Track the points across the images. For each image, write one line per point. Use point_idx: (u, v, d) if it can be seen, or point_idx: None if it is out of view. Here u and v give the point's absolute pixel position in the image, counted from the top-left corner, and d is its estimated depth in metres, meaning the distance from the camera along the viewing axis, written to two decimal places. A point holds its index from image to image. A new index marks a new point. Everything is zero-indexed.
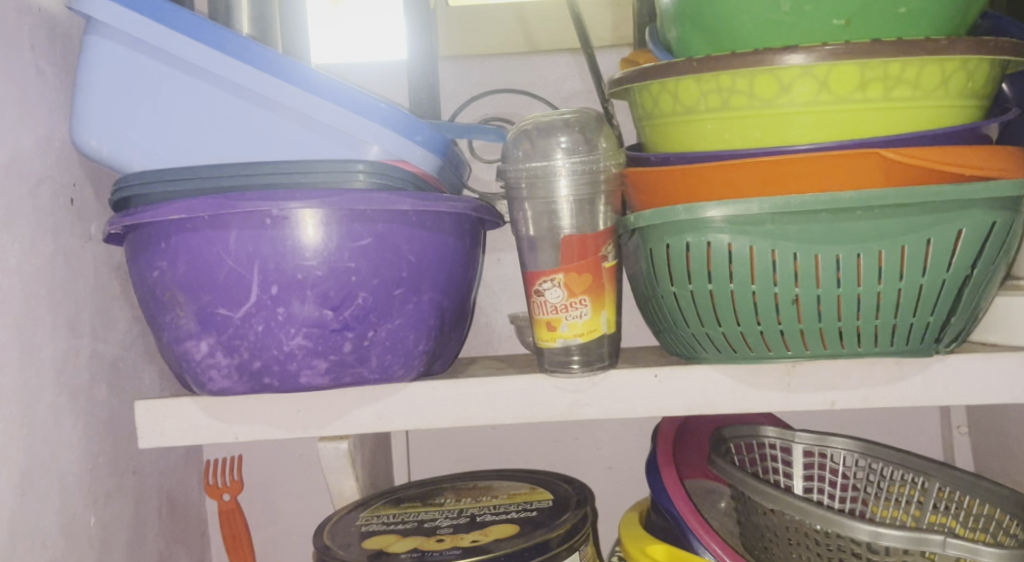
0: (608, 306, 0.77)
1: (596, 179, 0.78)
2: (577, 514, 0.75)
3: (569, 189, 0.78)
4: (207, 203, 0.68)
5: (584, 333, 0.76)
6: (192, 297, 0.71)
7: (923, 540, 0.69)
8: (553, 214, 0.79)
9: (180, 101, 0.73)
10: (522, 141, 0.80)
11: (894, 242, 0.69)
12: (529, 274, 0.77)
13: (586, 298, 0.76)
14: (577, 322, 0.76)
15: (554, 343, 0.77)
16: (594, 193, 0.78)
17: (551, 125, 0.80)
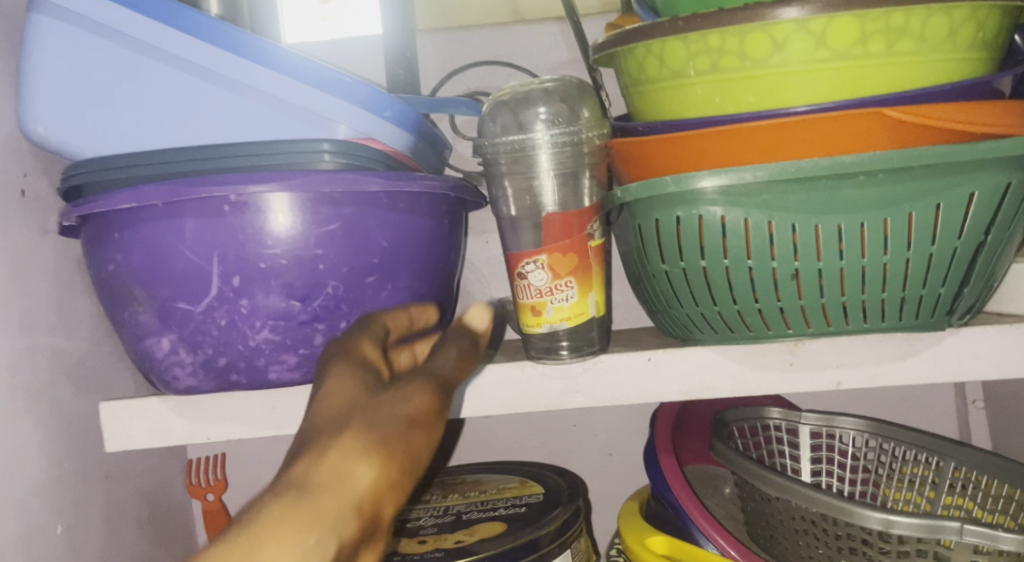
0: (596, 287, 0.72)
1: (580, 151, 0.73)
2: (567, 509, 0.71)
3: (551, 162, 0.73)
4: (160, 190, 0.64)
5: (571, 317, 0.71)
6: (150, 291, 0.67)
7: (939, 528, 0.65)
8: (536, 190, 0.74)
9: (128, 81, 0.67)
10: (500, 114, 0.76)
11: (900, 209, 0.64)
12: (511, 256, 0.72)
13: (573, 280, 0.71)
14: (564, 306, 0.71)
15: (540, 328, 0.72)
16: (579, 166, 0.74)
17: (529, 96, 0.75)
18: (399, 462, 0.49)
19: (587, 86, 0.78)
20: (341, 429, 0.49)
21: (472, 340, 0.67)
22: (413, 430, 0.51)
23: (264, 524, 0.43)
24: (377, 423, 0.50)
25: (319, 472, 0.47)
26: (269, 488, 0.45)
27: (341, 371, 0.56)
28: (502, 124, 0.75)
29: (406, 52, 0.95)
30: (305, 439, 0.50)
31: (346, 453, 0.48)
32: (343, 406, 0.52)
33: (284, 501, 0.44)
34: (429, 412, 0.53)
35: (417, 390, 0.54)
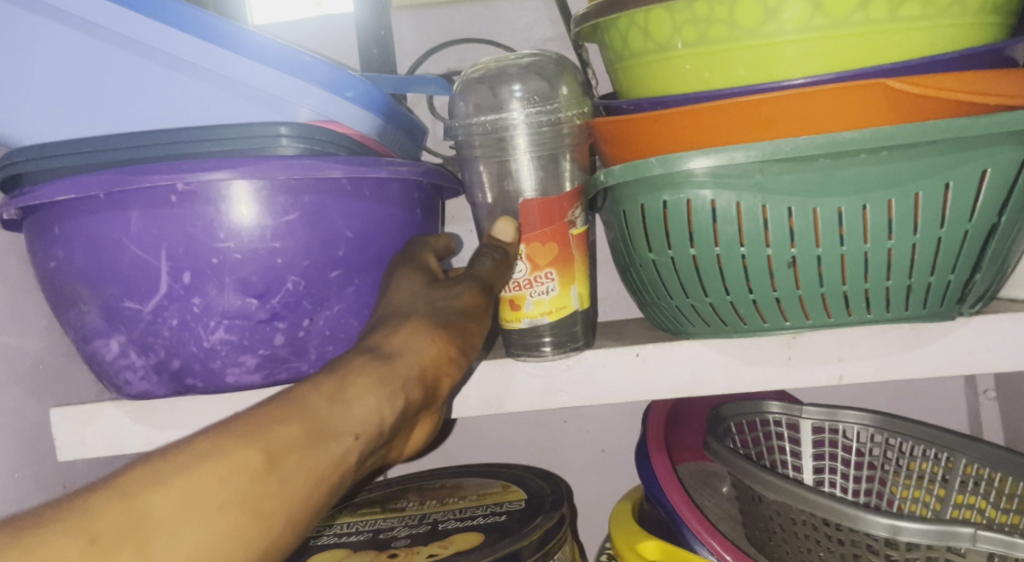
0: (579, 279, 0.67)
1: (559, 133, 0.68)
2: (550, 518, 0.66)
3: (529, 145, 0.68)
4: (100, 180, 0.59)
5: (553, 311, 0.66)
6: (95, 290, 0.62)
7: (951, 534, 0.60)
8: (515, 176, 0.70)
9: (62, 60, 0.60)
10: (471, 95, 0.71)
11: (905, 190, 0.59)
12: None
13: (553, 271, 0.66)
14: (544, 299, 0.66)
15: (520, 324, 0.67)
16: (557, 149, 0.69)
17: (502, 73, 0.71)
18: (459, 344, 0.60)
19: (565, 60, 0.73)
20: (408, 317, 0.60)
21: (500, 256, 0.64)
22: (465, 322, 0.61)
23: (351, 370, 0.54)
24: (439, 312, 0.61)
25: (393, 342, 0.58)
26: (356, 351, 0.57)
27: (401, 277, 0.64)
28: (474, 106, 0.71)
29: (380, 29, 0.90)
30: (380, 319, 0.61)
31: (414, 332, 0.58)
32: (407, 300, 0.62)
33: (361, 361, 0.55)
34: (480, 304, 0.62)
35: (468, 284, 0.63)
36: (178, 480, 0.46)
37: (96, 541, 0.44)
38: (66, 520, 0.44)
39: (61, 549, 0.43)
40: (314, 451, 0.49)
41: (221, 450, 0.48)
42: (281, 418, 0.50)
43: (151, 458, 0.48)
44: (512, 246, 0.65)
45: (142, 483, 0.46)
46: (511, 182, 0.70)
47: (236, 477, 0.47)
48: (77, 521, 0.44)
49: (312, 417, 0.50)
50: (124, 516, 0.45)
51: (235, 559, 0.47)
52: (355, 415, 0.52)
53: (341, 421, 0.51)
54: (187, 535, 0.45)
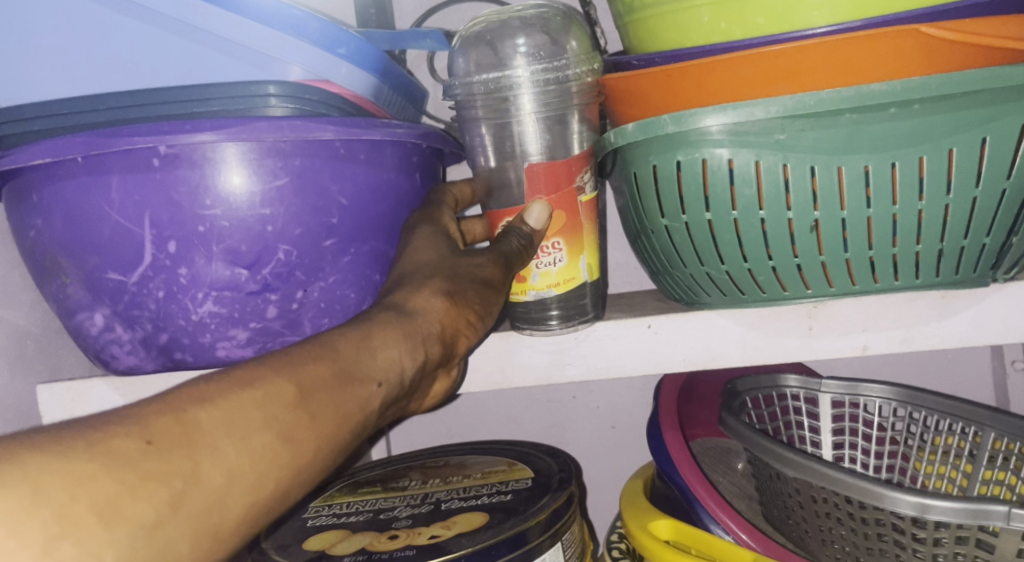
0: (589, 249, 0.63)
1: (566, 91, 0.64)
2: (558, 497, 0.63)
3: (534, 104, 0.64)
4: (77, 143, 0.55)
5: (561, 284, 0.62)
6: (77, 261, 0.59)
7: (983, 513, 0.57)
8: (519, 138, 0.65)
9: (39, 15, 0.57)
10: (473, 50, 0.67)
11: (938, 146, 0.55)
12: (491, 214, 0.64)
13: (561, 240, 0.62)
14: (551, 271, 0.62)
15: (525, 297, 0.63)
16: (566, 107, 0.65)
17: (506, 28, 0.67)
18: (480, 310, 0.59)
19: (575, 17, 0.69)
20: (428, 278, 0.59)
21: (528, 243, 0.60)
22: (487, 290, 0.59)
23: (378, 321, 0.53)
24: (461, 275, 0.59)
25: (416, 301, 0.57)
26: (379, 306, 0.56)
27: (416, 247, 0.63)
28: (475, 63, 0.67)
29: None
30: (398, 280, 0.60)
31: (435, 291, 0.58)
32: (428, 262, 0.61)
33: (386, 315, 0.54)
34: (509, 272, 0.60)
35: (491, 256, 0.59)
36: (226, 399, 0.43)
37: (153, 442, 0.40)
38: (116, 424, 0.40)
39: (113, 447, 0.39)
40: (345, 390, 0.48)
41: (261, 379, 0.45)
42: (312, 357, 0.48)
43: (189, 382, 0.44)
44: (538, 234, 0.61)
45: (188, 399, 0.42)
46: (515, 145, 0.66)
47: (276, 405, 0.45)
48: (128, 422, 0.40)
49: (341, 360, 0.49)
50: (175, 424, 0.41)
51: (264, 489, 0.43)
52: (380, 367, 0.51)
53: (367, 368, 0.50)
54: (226, 452, 0.42)
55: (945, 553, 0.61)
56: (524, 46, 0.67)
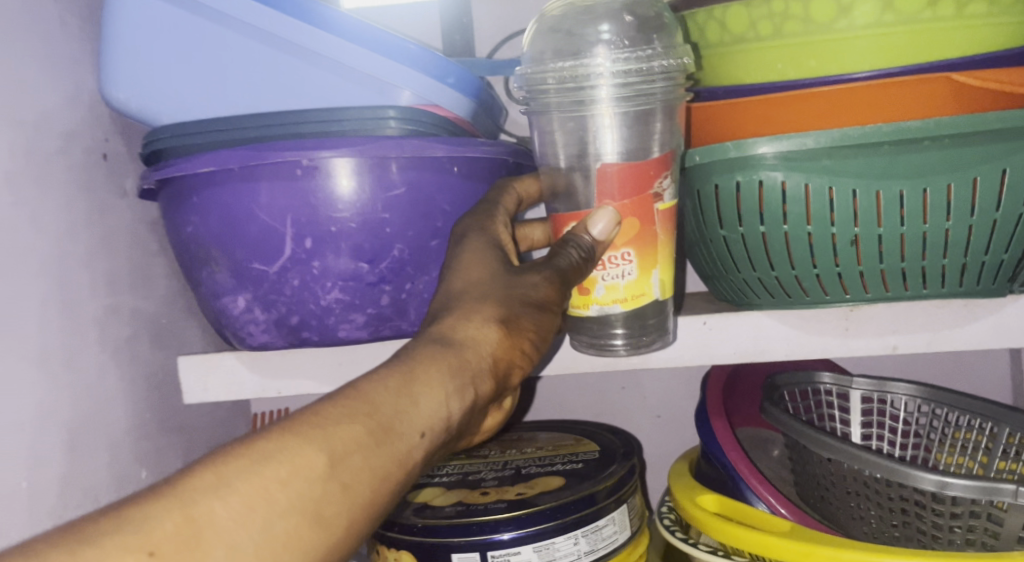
0: (659, 266, 0.65)
1: (647, 82, 0.65)
2: (624, 466, 0.73)
3: (608, 95, 0.65)
4: (237, 154, 0.67)
5: (627, 299, 0.65)
6: (227, 253, 0.70)
7: (994, 490, 0.66)
8: (593, 134, 0.67)
9: (210, 51, 0.70)
10: (554, 39, 0.71)
11: (964, 175, 0.64)
12: (559, 217, 0.66)
13: (631, 252, 0.64)
14: (618, 284, 0.64)
15: (588, 310, 0.66)
16: (642, 98, 0.65)
17: (590, 14, 0.70)
18: (531, 340, 0.61)
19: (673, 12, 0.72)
20: (482, 299, 0.60)
21: (588, 253, 0.62)
22: (540, 314, 0.61)
23: (424, 355, 0.55)
24: (514, 299, 0.60)
25: (466, 331, 0.58)
26: (431, 335, 0.57)
27: (476, 239, 0.66)
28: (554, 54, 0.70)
29: (462, 17, 1.00)
30: (443, 304, 0.61)
31: (488, 320, 0.58)
32: (478, 281, 0.62)
33: (431, 350, 0.55)
34: (556, 301, 0.61)
35: (548, 274, 0.61)
36: (245, 484, 0.45)
37: (156, 553, 0.42)
38: (121, 534, 0.42)
39: None
40: (382, 449, 0.49)
41: (288, 453, 0.47)
42: (347, 417, 0.49)
43: (210, 457, 0.46)
44: (600, 245, 0.62)
45: (203, 490, 0.44)
46: (589, 139, 0.67)
47: (303, 478, 0.47)
48: (135, 532, 0.42)
49: (381, 414, 0.50)
50: (185, 525, 0.43)
51: None
52: (424, 414, 0.52)
53: (411, 418, 0.51)
54: (245, 541, 0.44)
55: (961, 525, 0.70)
56: (608, 35, 0.69)
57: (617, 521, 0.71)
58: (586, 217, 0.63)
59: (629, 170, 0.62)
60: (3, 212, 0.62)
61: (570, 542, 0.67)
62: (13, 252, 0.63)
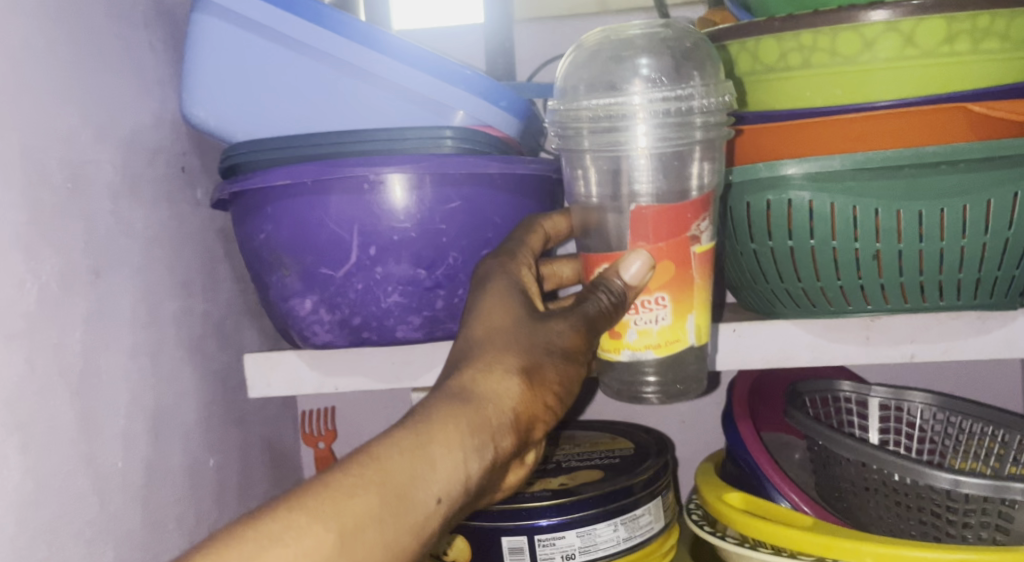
0: (695, 311, 0.65)
1: (682, 121, 0.65)
2: (658, 462, 0.81)
3: (645, 135, 0.66)
4: (311, 169, 0.73)
5: (660, 344, 0.64)
6: (297, 258, 0.76)
7: (1005, 488, 0.72)
8: (628, 171, 0.69)
9: (284, 76, 0.76)
10: (588, 70, 0.73)
11: (979, 197, 0.70)
12: (590, 259, 0.66)
13: (666, 297, 0.63)
14: (651, 329, 0.64)
15: (620, 355, 0.66)
16: (678, 138, 0.66)
17: (627, 46, 0.72)
18: (550, 393, 0.64)
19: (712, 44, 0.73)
20: (504, 351, 0.62)
21: (618, 300, 0.62)
22: (562, 364, 0.64)
23: (441, 414, 0.58)
24: (534, 350, 0.63)
25: (484, 387, 0.60)
26: (451, 389, 0.60)
27: (498, 283, 0.68)
28: (591, 87, 0.73)
29: (505, 43, 1.03)
30: (466, 353, 0.63)
31: (507, 375, 0.61)
32: (501, 329, 0.64)
33: (449, 410, 0.58)
34: (575, 352, 0.64)
35: (572, 322, 0.64)
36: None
37: None
38: None
39: None
40: (397, 517, 0.53)
41: (304, 526, 0.50)
42: (363, 486, 0.53)
43: (225, 530, 0.50)
44: (632, 290, 0.62)
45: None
46: (623, 173, 0.69)
47: (316, 554, 0.50)
48: None
49: (397, 482, 0.54)
50: None
51: None
52: (442, 476, 0.56)
53: (426, 484, 0.55)
54: None
55: (973, 521, 0.75)
56: (644, 69, 0.72)
57: (651, 511, 0.79)
58: (617, 261, 0.63)
59: (667, 213, 0.61)
60: (106, 221, 0.69)
61: (609, 528, 0.76)
62: (113, 257, 0.70)
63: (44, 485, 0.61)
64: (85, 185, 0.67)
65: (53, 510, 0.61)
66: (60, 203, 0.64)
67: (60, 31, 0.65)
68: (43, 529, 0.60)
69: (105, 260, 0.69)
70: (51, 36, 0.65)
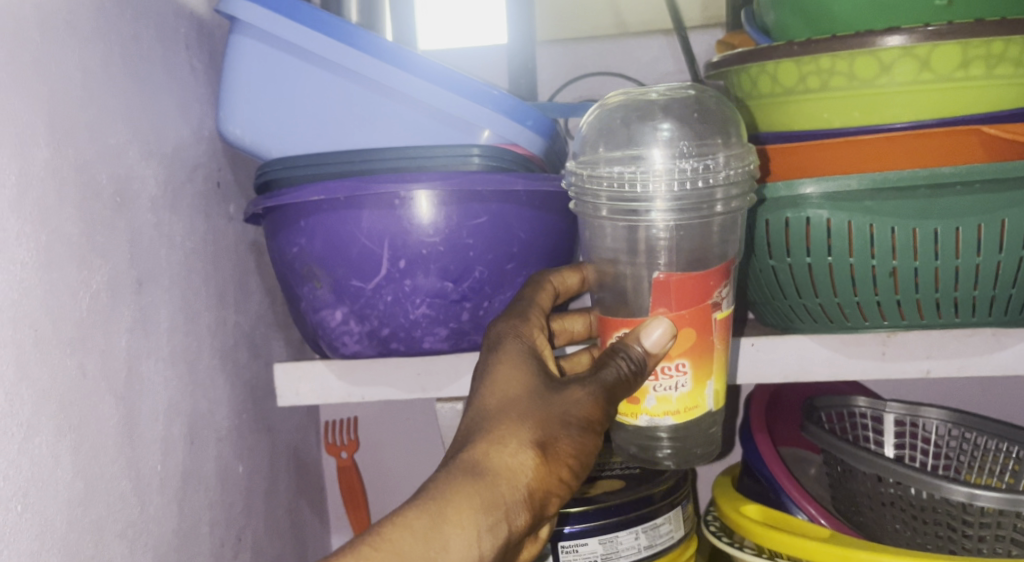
0: (713, 377, 0.66)
1: (708, 191, 0.68)
2: (678, 474, 0.87)
3: (666, 204, 0.68)
4: (344, 186, 0.75)
5: (679, 411, 0.65)
6: (330, 271, 0.79)
7: (1018, 501, 0.74)
8: (647, 228, 0.72)
9: (317, 94, 0.78)
10: (607, 131, 0.76)
11: (993, 216, 0.72)
12: (606, 321, 0.67)
13: (686, 363, 0.64)
14: (671, 396, 0.65)
15: (637, 419, 0.67)
16: (701, 204, 0.69)
17: (650, 111, 0.75)
18: (566, 466, 0.63)
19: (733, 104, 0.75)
20: (520, 423, 0.62)
21: (637, 366, 0.62)
22: (580, 434, 0.64)
23: (455, 492, 0.58)
24: (551, 420, 0.63)
25: (499, 460, 0.61)
26: (465, 463, 0.60)
27: (512, 346, 0.69)
28: (611, 146, 0.76)
29: (528, 63, 1.06)
30: (479, 422, 0.63)
31: (523, 447, 0.61)
32: (516, 398, 0.64)
33: (463, 488, 0.58)
34: (593, 421, 0.64)
35: (592, 390, 0.64)
36: None
37: None
38: None
39: None
40: None
41: None
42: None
43: None
44: (652, 357, 0.63)
45: None
46: (642, 230, 0.72)
47: None
48: None
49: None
50: None
51: None
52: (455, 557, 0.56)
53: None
54: None
55: (989, 534, 0.77)
56: (665, 136, 0.74)
57: (671, 521, 0.85)
58: (638, 328, 0.63)
59: (690, 281, 0.62)
60: (149, 233, 0.73)
61: (630, 536, 0.82)
62: (155, 267, 0.73)
63: (92, 486, 0.64)
64: (130, 200, 0.70)
65: (100, 511, 0.64)
66: (110, 215, 0.67)
67: (110, 56, 0.69)
68: (90, 529, 0.63)
69: (148, 270, 0.72)
70: (102, 58, 0.68)
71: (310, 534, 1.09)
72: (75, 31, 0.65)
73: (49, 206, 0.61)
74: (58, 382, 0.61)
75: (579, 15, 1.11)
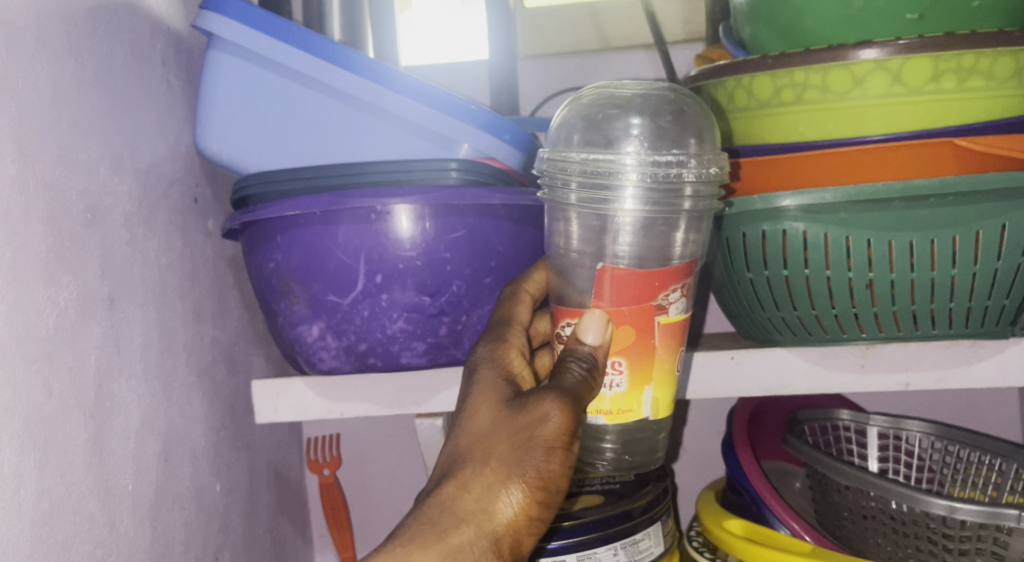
0: (652, 383, 0.65)
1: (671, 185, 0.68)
2: (658, 487, 0.88)
3: (632, 194, 0.68)
4: (319, 202, 0.75)
5: (612, 411, 0.65)
6: (305, 286, 0.78)
7: (999, 514, 0.72)
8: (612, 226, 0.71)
9: (291, 109, 0.78)
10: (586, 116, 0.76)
11: (968, 228, 0.72)
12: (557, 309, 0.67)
13: (623, 361, 0.64)
14: (604, 395, 0.65)
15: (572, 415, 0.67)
16: (660, 196, 0.68)
17: (624, 106, 0.75)
18: (542, 491, 0.63)
19: (708, 108, 0.76)
20: (486, 460, 0.63)
21: (589, 365, 0.63)
22: (551, 453, 0.63)
23: (421, 538, 0.60)
24: (517, 445, 0.63)
25: (468, 501, 0.62)
26: (431, 509, 0.62)
27: (486, 374, 0.70)
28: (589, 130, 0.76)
29: (509, 78, 1.05)
30: (451, 463, 0.65)
31: (489, 484, 0.62)
32: (484, 429, 0.65)
33: (427, 535, 0.61)
34: (562, 440, 0.63)
35: (558, 398, 0.62)
36: None
37: None
38: None
39: None
40: None
41: None
42: None
43: None
44: (600, 351, 0.63)
45: None
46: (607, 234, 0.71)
47: None
48: None
49: None
50: None
51: None
52: None
53: None
54: None
55: (969, 547, 0.76)
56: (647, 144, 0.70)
57: (651, 536, 0.85)
58: (578, 325, 0.64)
59: (637, 278, 0.62)
60: (122, 249, 0.72)
61: (610, 552, 0.81)
62: (128, 284, 0.73)
63: (58, 505, 0.63)
64: (103, 218, 0.70)
65: (66, 531, 0.64)
66: (80, 231, 0.67)
67: (82, 72, 0.69)
68: (55, 549, 0.62)
69: (121, 286, 0.72)
70: (73, 74, 0.68)
71: (292, 551, 1.08)
72: (45, 47, 0.65)
73: (15, 222, 0.60)
74: (23, 401, 0.60)
75: (562, 29, 1.11)
